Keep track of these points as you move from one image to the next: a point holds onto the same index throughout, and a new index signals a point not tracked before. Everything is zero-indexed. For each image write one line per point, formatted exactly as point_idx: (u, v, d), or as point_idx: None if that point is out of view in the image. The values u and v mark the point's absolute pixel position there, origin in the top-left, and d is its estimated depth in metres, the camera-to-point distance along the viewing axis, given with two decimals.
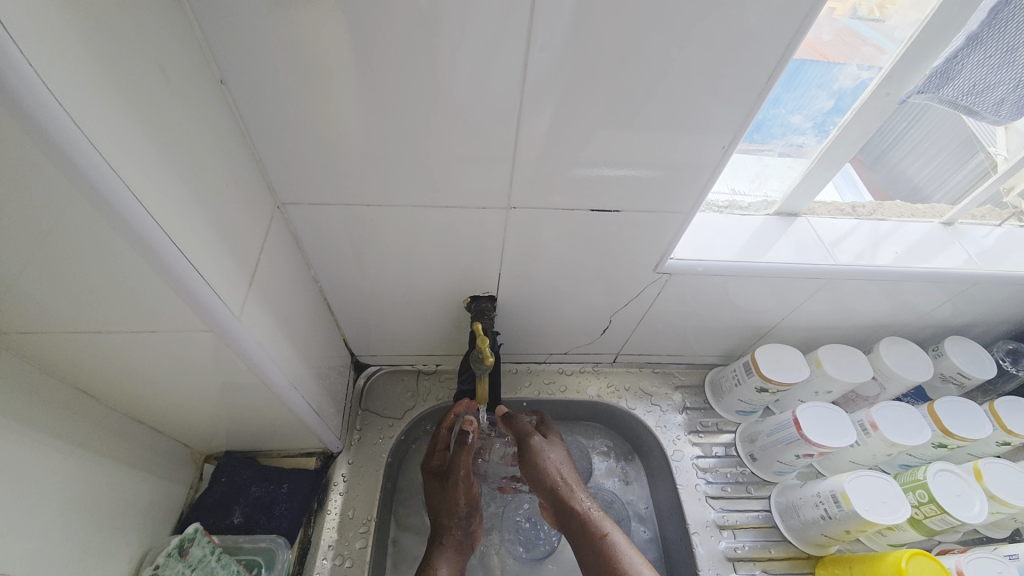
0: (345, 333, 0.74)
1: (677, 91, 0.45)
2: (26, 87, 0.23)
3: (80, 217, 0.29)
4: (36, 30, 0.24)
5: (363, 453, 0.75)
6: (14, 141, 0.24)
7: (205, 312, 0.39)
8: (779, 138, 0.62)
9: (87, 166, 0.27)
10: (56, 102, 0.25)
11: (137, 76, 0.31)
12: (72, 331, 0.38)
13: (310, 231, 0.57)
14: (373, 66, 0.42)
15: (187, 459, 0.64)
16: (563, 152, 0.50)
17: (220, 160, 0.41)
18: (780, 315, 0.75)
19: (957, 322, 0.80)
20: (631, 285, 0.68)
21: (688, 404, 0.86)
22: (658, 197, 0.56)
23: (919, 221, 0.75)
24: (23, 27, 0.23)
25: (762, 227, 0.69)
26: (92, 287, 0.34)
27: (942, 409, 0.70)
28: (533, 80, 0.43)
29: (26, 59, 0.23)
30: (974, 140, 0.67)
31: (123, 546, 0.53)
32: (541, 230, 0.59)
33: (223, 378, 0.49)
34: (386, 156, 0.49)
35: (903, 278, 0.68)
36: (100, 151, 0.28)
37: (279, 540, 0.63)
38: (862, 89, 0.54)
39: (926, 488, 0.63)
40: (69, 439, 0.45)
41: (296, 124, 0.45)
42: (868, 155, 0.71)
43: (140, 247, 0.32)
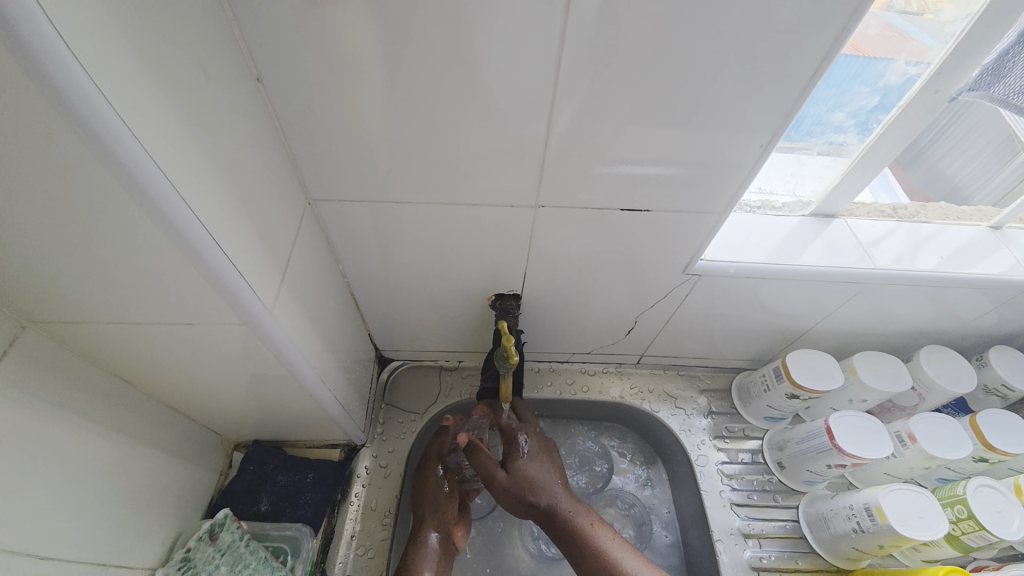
0: (370, 327, 0.75)
1: (713, 87, 0.43)
2: (77, 87, 0.24)
3: (123, 213, 0.30)
4: (85, 31, 0.24)
5: (386, 446, 0.76)
6: (63, 138, 0.25)
7: (237, 306, 0.39)
8: (818, 136, 0.60)
9: (132, 164, 0.28)
10: (103, 101, 0.25)
11: (178, 76, 0.32)
12: (112, 321, 0.39)
13: (338, 227, 0.58)
14: (404, 64, 0.41)
15: (217, 446, 0.66)
16: (593, 151, 0.49)
17: (255, 157, 0.42)
18: (813, 320, 0.73)
19: (1005, 331, 0.76)
20: (658, 286, 0.67)
21: (714, 408, 0.84)
22: (689, 197, 0.54)
23: (966, 224, 0.71)
24: (74, 28, 0.24)
25: (797, 228, 0.67)
26: (132, 279, 0.35)
27: (985, 422, 0.67)
28: (565, 78, 0.43)
29: (76, 60, 0.24)
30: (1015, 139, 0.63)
31: (157, 529, 0.55)
32: (567, 229, 0.58)
33: (253, 370, 0.50)
34: (415, 153, 0.49)
35: (948, 284, 0.65)
36: (144, 149, 0.28)
37: (304, 528, 0.64)
38: (909, 85, 0.52)
39: (965, 503, 0.60)
40: (108, 425, 0.47)
41: (328, 121, 0.46)
42: (906, 155, 0.67)
43: (178, 241, 0.32)
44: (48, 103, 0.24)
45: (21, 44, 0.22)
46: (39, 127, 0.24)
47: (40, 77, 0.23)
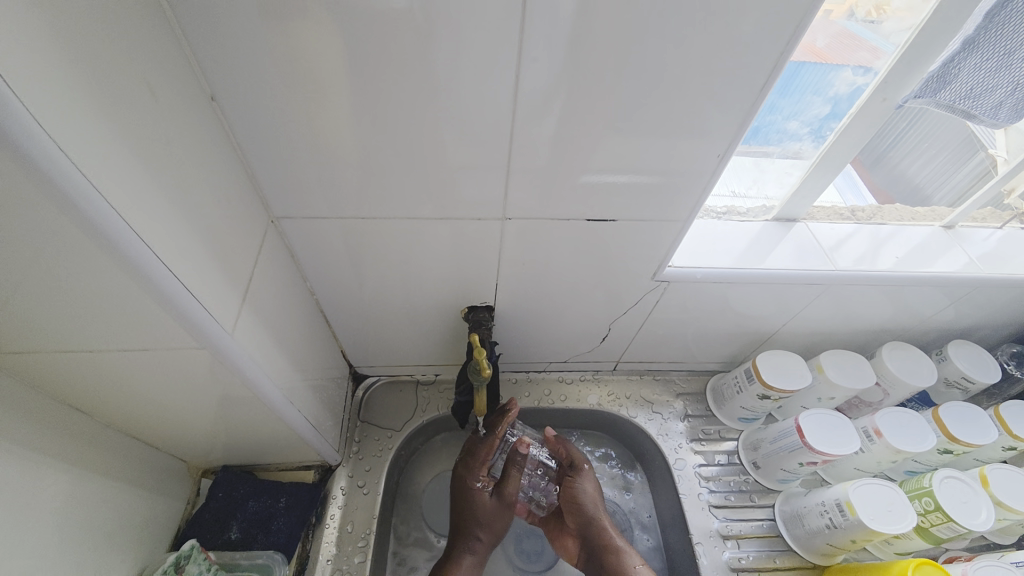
0: (343, 344, 0.74)
1: (671, 98, 0.45)
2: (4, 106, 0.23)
3: (62, 235, 0.28)
4: (14, 47, 0.24)
5: (362, 465, 0.74)
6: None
7: (196, 329, 0.38)
8: (776, 143, 0.62)
9: (68, 184, 0.26)
10: (32, 121, 0.24)
11: (122, 94, 0.31)
12: (64, 350, 0.38)
13: (306, 244, 0.57)
14: (364, 78, 0.41)
15: (183, 474, 0.64)
16: (557, 161, 0.50)
17: (213, 174, 0.41)
18: (780, 321, 0.75)
19: (961, 326, 0.79)
20: (629, 293, 0.68)
21: (690, 411, 0.85)
22: (654, 204, 0.55)
23: (920, 224, 0.74)
24: (1, 45, 0.23)
25: (761, 232, 0.69)
26: (79, 306, 0.33)
27: (946, 413, 0.69)
28: (526, 90, 0.43)
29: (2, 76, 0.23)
30: (973, 139, 0.67)
31: (118, 564, 0.52)
32: (536, 239, 0.58)
33: (218, 393, 0.49)
34: (379, 168, 0.49)
35: (905, 283, 0.68)
36: (81, 168, 0.27)
37: (276, 556, 0.62)
38: (858, 94, 0.54)
39: (932, 495, 0.62)
40: (62, 457, 0.45)
41: (290, 138, 0.45)
42: (868, 156, 0.71)
43: (129, 267, 0.31)
44: None
45: None
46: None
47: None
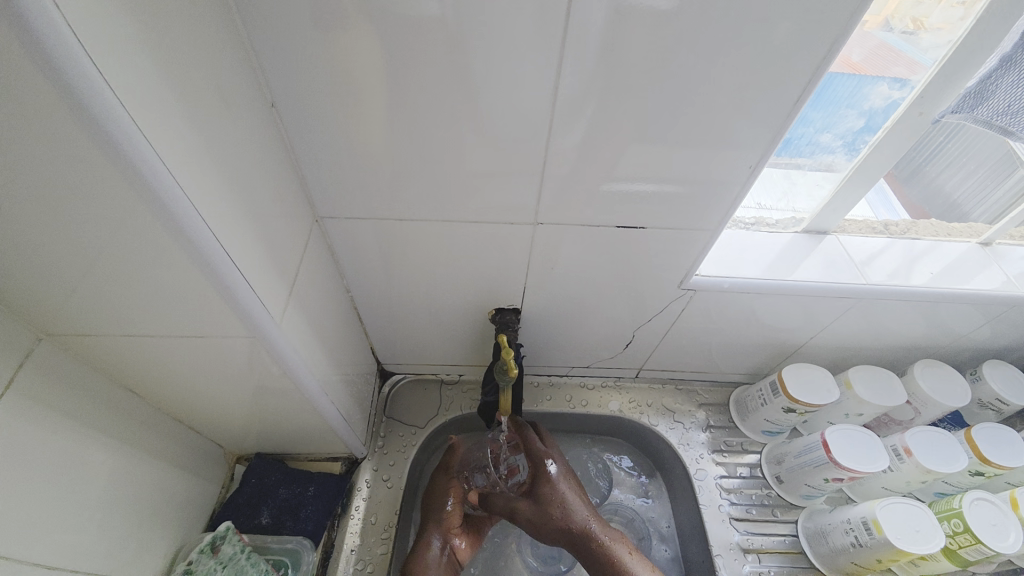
0: (372, 341, 0.76)
1: (704, 109, 0.46)
2: (107, 107, 0.26)
3: (142, 225, 0.31)
4: (114, 54, 0.26)
5: (387, 459, 0.76)
6: (91, 154, 0.27)
7: (247, 318, 0.41)
8: (808, 156, 0.62)
9: (152, 178, 0.29)
10: (128, 120, 0.27)
11: (198, 97, 0.34)
12: (126, 334, 0.41)
13: (344, 243, 0.59)
14: (410, 86, 0.44)
15: (219, 459, 0.67)
16: (591, 169, 0.51)
17: (268, 173, 0.44)
18: (808, 334, 0.74)
19: (997, 346, 0.77)
20: (654, 300, 0.68)
21: (712, 422, 0.84)
22: (683, 213, 0.56)
23: (955, 240, 0.73)
24: (105, 53, 0.26)
25: (789, 244, 0.69)
26: (146, 292, 0.36)
27: (979, 435, 0.67)
28: (563, 99, 0.45)
29: (106, 79, 0.26)
30: (1012, 156, 0.65)
31: (159, 540, 0.55)
32: (564, 244, 0.60)
33: (258, 381, 0.51)
34: (418, 172, 0.51)
35: (939, 299, 0.66)
36: (165, 163, 0.30)
37: (304, 542, 0.64)
38: (893, 108, 0.54)
39: (962, 517, 0.60)
40: (115, 435, 0.48)
41: (337, 141, 0.48)
42: (903, 169, 0.70)
43: (196, 258, 0.34)
44: (76, 121, 0.25)
45: (55, 65, 0.23)
46: (69, 142, 0.26)
47: (70, 95, 0.24)
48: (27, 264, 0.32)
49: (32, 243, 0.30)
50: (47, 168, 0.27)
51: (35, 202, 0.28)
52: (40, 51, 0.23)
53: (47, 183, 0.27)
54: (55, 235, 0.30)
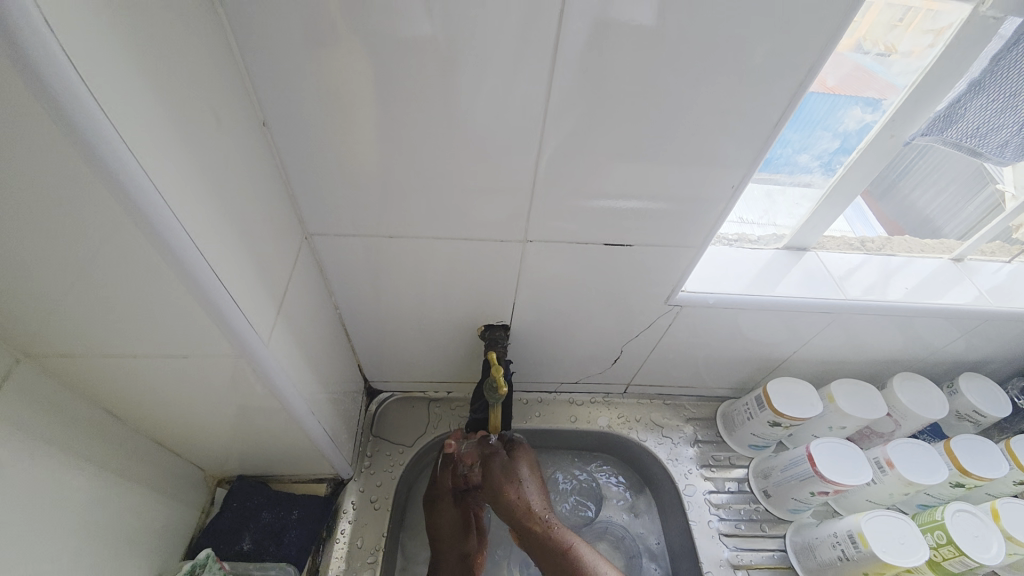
0: (360, 359, 0.75)
1: (689, 130, 0.47)
2: (100, 128, 0.26)
3: (133, 244, 0.31)
4: (108, 74, 0.26)
5: (373, 480, 0.74)
6: (80, 174, 0.27)
7: (235, 337, 0.40)
8: (787, 175, 0.64)
9: (143, 198, 0.29)
10: (119, 139, 0.27)
11: (191, 117, 0.34)
12: (110, 356, 0.40)
13: (333, 261, 0.59)
14: (402, 109, 0.45)
15: (200, 483, 0.65)
16: (580, 188, 0.52)
17: (259, 192, 0.44)
18: (791, 349, 0.76)
19: (971, 358, 0.79)
20: (643, 316, 0.69)
21: (700, 436, 0.85)
22: (669, 231, 0.57)
23: (928, 257, 0.76)
24: (101, 75, 0.26)
25: (771, 262, 0.70)
26: (133, 312, 0.36)
27: (958, 446, 0.69)
28: (552, 121, 0.46)
29: (100, 100, 0.26)
30: (983, 173, 0.68)
31: (135, 570, 0.53)
32: (553, 261, 0.60)
33: (243, 400, 0.50)
34: (409, 191, 0.51)
35: (915, 314, 0.69)
36: (155, 182, 0.30)
37: (287, 569, 0.63)
38: (867, 131, 0.56)
39: (944, 529, 0.62)
40: (94, 459, 0.46)
41: (328, 160, 0.48)
42: (878, 186, 0.72)
43: (184, 276, 0.34)
44: (70, 140, 0.25)
45: (48, 88, 0.23)
46: (60, 163, 0.26)
47: (63, 117, 0.24)
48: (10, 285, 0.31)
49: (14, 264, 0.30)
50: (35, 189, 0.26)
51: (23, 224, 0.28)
52: (32, 71, 0.23)
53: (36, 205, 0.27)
54: (43, 255, 0.30)
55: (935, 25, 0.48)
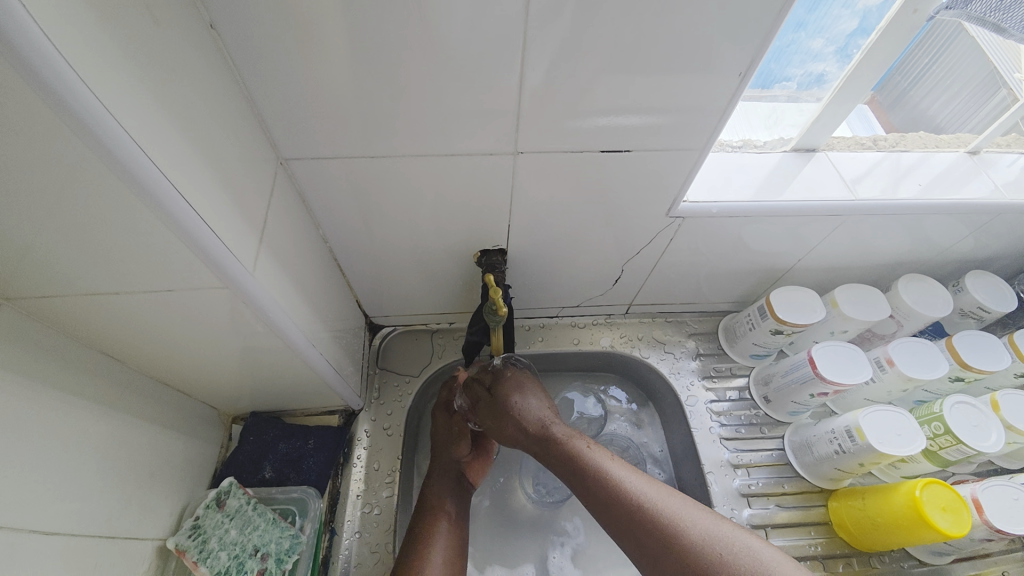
0: (357, 294, 0.74)
1: (691, 20, 0.42)
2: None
3: (78, 164, 0.28)
4: None
5: (384, 409, 0.76)
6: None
7: (219, 269, 0.39)
8: (798, 67, 0.58)
9: (75, 99, 0.25)
10: (25, 17, 0.23)
11: (123, 17, 0.29)
12: (91, 294, 0.38)
13: (315, 188, 0.56)
14: (366, 8, 0.39)
15: (215, 420, 0.66)
16: (574, 92, 0.47)
17: (221, 113, 0.40)
18: (796, 257, 0.74)
19: (979, 256, 0.78)
20: (643, 233, 0.67)
21: (702, 350, 0.86)
22: (671, 137, 0.53)
23: (944, 152, 0.72)
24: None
25: (777, 165, 0.67)
26: (102, 245, 0.34)
27: (960, 343, 0.70)
28: (537, 15, 0.41)
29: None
30: (995, 76, 0.65)
31: (163, 501, 0.55)
32: (548, 179, 0.57)
33: (240, 336, 0.50)
34: (386, 107, 0.47)
35: (927, 212, 0.66)
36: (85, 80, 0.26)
37: (309, 490, 0.65)
38: (889, 6, 0.51)
39: (941, 419, 0.63)
40: (101, 400, 0.47)
41: (292, 73, 0.44)
42: (886, 96, 0.68)
43: (151, 202, 0.31)
44: None
45: None
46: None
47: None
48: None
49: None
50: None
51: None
52: None
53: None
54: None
55: None
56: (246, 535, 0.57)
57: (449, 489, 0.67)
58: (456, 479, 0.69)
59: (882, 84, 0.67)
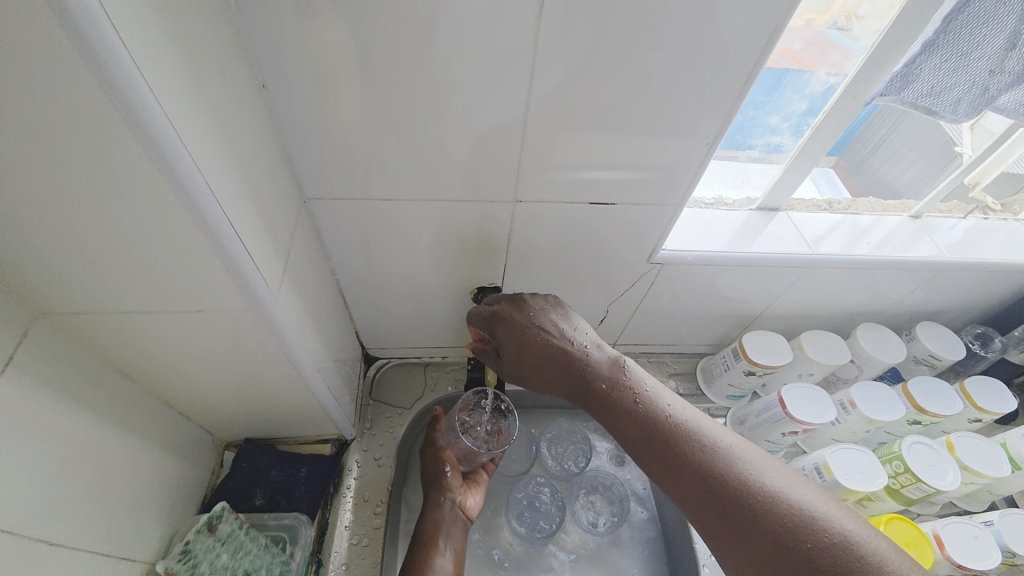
0: (357, 326, 0.78)
1: (666, 99, 0.50)
2: (123, 69, 0.27)
3: (148, 198, 0.33)
4: (137, 39, 0.28)
5: (375, 440, 0.78)
6: (97, 115, 0.28)
7: (246, 294, 0.43)
8: (759, 138, 0.68)
9: (161, 140, 0.30)
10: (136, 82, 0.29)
11: (203, 80, 0.35)
12: (127, 312, 0.42)
13: (329, 226, 0.61)
14: (393, 76, 0.46)
15: (209, 445, 0.67)
16: (568, 152, 0.55)
17: (263, 157, 0.46)
18: (765, 304, 0.81)
19: (929, 309, 0.86)
20: (627, 277, 0.73)
21: (682, 390, 0.90)
22: (651, 192, 0.60)
23: (891, 215, 0.81)
24: (125, 15, 0.27)
25: (745, 221, 0.74)
26: (148, 268, 0.38)
27: (915, 388, 0.76)
28: (538, 90, 0.48)
29: (122, 37, 0.27)
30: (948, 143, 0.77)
31: (155, 523, 0.55)
32: (542, 226, 0.64)
33: (249, 360, 0.53)
34: (401, 157, 0.54)
35: (878, 267, 0.74)
36: (173, 126, 0.31)
37: (300, 517, 0.66)
38: (831, 93, 0.60)
39: (901, 458, 0.68)
40: (112, 416, 0.49)
41: (322, 126, 0.50)
42: (850, 159, 0.82)
43: (200, 233, 0.36)
44: (100, 97, 0.27)
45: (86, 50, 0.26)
46: (79, 97, 0.27)
47: (88, 53, 0.26)
48: (35, 228, 0.33)
49: (34, 206, 0.31)
50: (52, 121, 0.28)
51: (37, 154, 0.29)
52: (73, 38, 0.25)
53: (55, 139, 0.29)
54: (70, 197, 0.32)
55: None
56: (237, 559, 0.57)
57: (444, 529, 0.66)
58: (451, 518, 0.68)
59: (845, 149, 0.81)
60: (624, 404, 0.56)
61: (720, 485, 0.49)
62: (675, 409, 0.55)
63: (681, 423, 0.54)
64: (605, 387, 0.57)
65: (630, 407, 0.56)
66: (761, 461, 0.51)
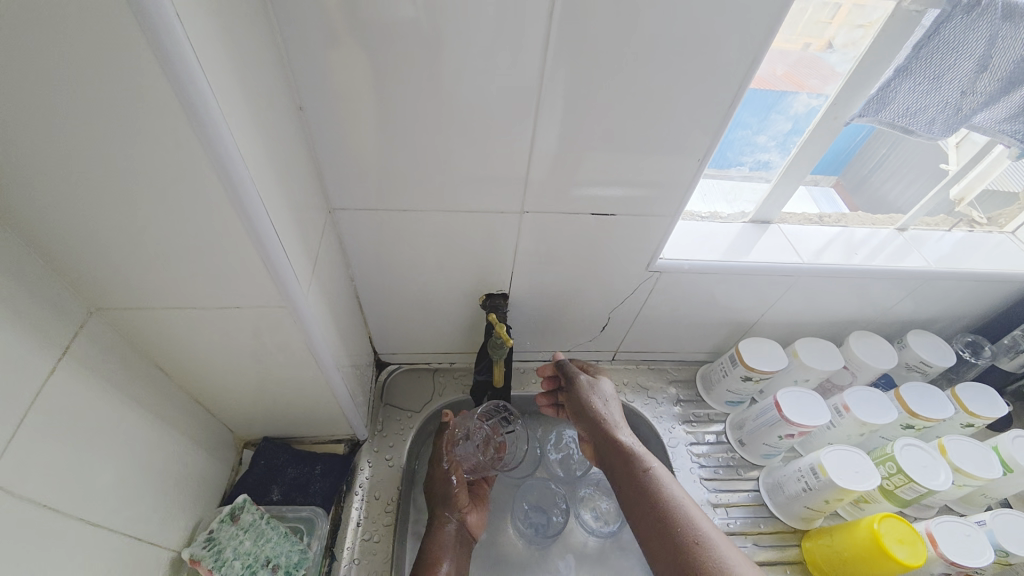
0: (371, 332, 0.82)
1: (660, 119, 0.55)
2: (199, 92, 0.32)
3: (201, 200, 0.37)
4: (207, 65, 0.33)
5: (386, 442, 0.81)
6: (169, 128, 0.33)
7: (277, 292, 0.47)
8: (749, 155, 0.73)
9: (220, 151, 0.35)
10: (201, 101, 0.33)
11: (253, 102, 0.41)
12: (170, 307, 0.47)
13: (349, 235, 0.66)
14: (413, 99, 0.51)
15: (230, 443, 0.71)
16: (570, 166, 0.59)
17: (297, 171, 0.51)
18: (759, 312, 0.84)
19: (920, 318, 0.89)
20: (628, 285, 0.77)
21: (682, 396, 0.93)
22: (649, 204, 0.65)
23: (880, 228, 0.85)
24: (203, 49, 0.33)
25: (739, 233, 0.79)
26: (194, 265, 0.42)
27: (907, 393, 0.78)
28: (543, 110, 0.53)
29: (201, 67, 0.32)
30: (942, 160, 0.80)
31: (180, 512, 0.58)
32: (547, 235, 0.68)
33: (274, 358, 0.57)
34: (418, 170, 0.58)
35: (867, 275, 0.78)
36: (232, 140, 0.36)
37: (317, 510, 0.69)
38: (814, 114, 0.65)
39: (894, 459, 0.70)
40: (149, 407, 0.53)
41: (347, 143, 0.55)
42: (850, 179, 0.87)
43: (242, 234, 0.41)
44: (171, 112, 0.32)
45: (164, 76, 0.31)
46: (161, 116, 0.32)
47: (169, 77, 0.30)
48: (106, 227, 0.38)
49: (107, 208, 0.36)
50: (130, 133, 0.33)
51: (116, 161, 0.34)
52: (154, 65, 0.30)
53: (135, 148, 0.34)
54: (139, 199, 0.37)
55: (866, 19, 0.57)
56: (259, 546, 0.60)
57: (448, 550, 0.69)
58: (458, 538, 0.70)
59: (846, 170, 0.86)
60: (621, 467, 0.64)
61: (681, 540, 0.55)
62: (667, 475, 0.62)
63: (675, 490, 0.60)
64: (613, 449, 0.67)
65: (626, 467, 0.64)
66: (720, 539, 0.55)
